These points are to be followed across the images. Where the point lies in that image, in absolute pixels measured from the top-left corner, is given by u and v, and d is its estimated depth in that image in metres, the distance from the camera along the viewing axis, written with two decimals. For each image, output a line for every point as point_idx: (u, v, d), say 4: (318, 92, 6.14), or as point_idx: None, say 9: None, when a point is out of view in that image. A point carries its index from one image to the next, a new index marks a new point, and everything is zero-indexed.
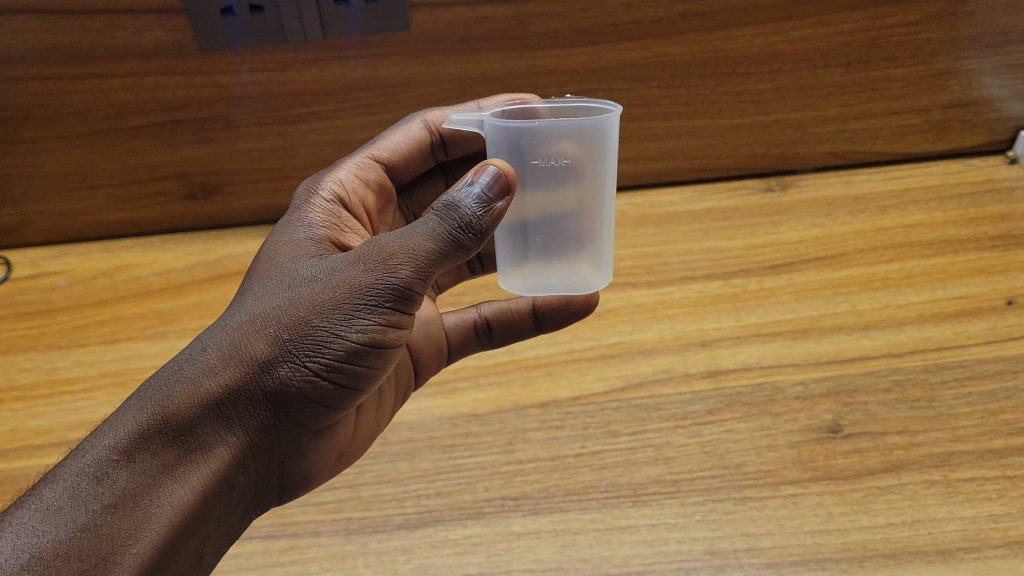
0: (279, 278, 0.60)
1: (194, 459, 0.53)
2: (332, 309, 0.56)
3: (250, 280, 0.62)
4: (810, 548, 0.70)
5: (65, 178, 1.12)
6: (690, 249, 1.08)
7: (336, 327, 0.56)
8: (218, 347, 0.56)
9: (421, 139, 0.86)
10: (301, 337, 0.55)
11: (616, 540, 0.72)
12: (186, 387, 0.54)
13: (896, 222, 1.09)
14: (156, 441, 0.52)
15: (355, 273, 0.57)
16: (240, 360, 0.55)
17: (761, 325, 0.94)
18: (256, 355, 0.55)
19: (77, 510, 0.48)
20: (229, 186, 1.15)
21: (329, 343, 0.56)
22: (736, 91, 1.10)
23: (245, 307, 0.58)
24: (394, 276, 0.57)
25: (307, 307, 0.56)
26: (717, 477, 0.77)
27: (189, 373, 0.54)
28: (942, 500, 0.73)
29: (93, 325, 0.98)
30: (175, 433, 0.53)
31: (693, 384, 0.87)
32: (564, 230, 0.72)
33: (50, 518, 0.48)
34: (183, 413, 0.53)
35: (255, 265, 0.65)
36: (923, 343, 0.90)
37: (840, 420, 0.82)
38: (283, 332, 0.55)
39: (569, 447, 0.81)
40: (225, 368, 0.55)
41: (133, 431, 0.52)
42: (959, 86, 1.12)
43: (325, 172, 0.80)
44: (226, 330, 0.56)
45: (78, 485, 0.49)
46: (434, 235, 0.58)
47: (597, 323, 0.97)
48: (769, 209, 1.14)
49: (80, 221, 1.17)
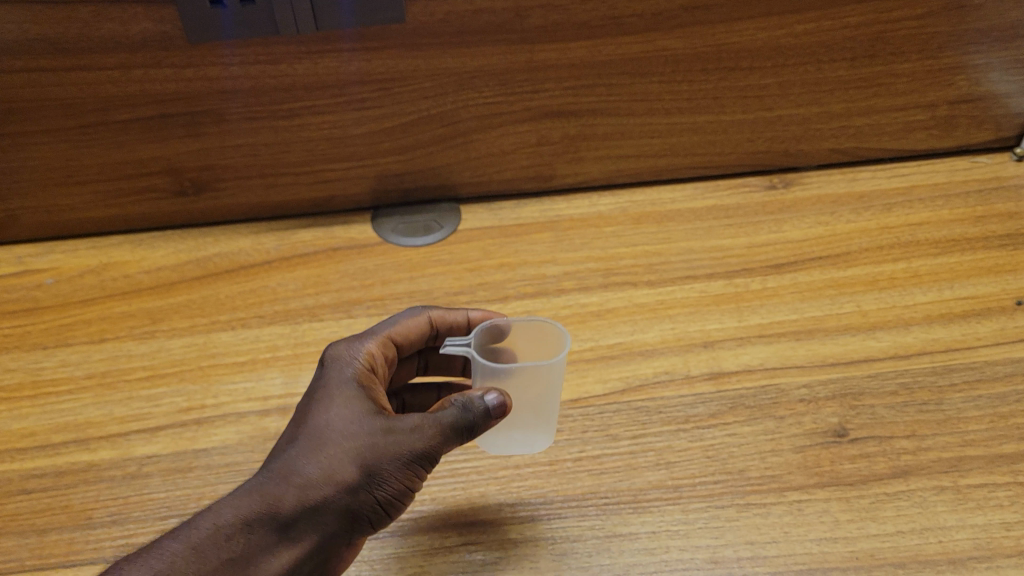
0: (359, 399, 0.67)
1: (279, 551, 0.61)
2: (394, 457, 0.64)
3: (322, 388, 0.69)
4: (816, 556, 0.70)
5: (38, 170, 1.02)
6: (692, 248, 1.03)
7: (395, 473, 0.64)
8: (306, 464, 0.63)
9: (418, 332, 0.80)
10: (377, 475, 0.64)
11: (616, 548, 0.70)
12: (294, 490, 0.62)
13: (902, 221, 1.06)
14: (257, 529, 0.60)
15: (412, 431, 0.65)
16: (321, 481, 0.62)
17: (764, 325, 0.92)
18: (335, 479, 0.63)
19: (202, 565, 0.58)
20: (220, 182, 1.06)
21: (385, 485, 0.64)
22: (739, 86, 1.06)
23: (324, 425, 0.65)
24: (438, 444, 0.65)
25: (385, 447, 0.64)
26: (720, 483, 0.75)
27: (286, 481, 0.62)
28: (952, 507, 0.73)
29: (80, 323, 0.95)
30: (269, 527, 0.61)
31: (695, 386, 0.85)
32: (515, 418, 0.75)
33: (190, 554, 0.58)
34: (277, 514, 0.61)
35: (317, 375, 0.71)
36: (931, 345, 0.88)
37: (846, 424, 0.80)
38: (366, 465, 0.63)
39: (567, 451, 0.79)
40: (311, 484, 0.62)
41: (245, 515, 0.60)
42: (966, 82, 1.09)
43: (334, 377, 0.70)
44: (311, 449, 0.64)
45: (201, 547, 0.59)
46: (461, 423, 0.66)
47: (595, 322, 0.92)
48: (772, 207, 1.10)
49: (52, 218, 1.07)
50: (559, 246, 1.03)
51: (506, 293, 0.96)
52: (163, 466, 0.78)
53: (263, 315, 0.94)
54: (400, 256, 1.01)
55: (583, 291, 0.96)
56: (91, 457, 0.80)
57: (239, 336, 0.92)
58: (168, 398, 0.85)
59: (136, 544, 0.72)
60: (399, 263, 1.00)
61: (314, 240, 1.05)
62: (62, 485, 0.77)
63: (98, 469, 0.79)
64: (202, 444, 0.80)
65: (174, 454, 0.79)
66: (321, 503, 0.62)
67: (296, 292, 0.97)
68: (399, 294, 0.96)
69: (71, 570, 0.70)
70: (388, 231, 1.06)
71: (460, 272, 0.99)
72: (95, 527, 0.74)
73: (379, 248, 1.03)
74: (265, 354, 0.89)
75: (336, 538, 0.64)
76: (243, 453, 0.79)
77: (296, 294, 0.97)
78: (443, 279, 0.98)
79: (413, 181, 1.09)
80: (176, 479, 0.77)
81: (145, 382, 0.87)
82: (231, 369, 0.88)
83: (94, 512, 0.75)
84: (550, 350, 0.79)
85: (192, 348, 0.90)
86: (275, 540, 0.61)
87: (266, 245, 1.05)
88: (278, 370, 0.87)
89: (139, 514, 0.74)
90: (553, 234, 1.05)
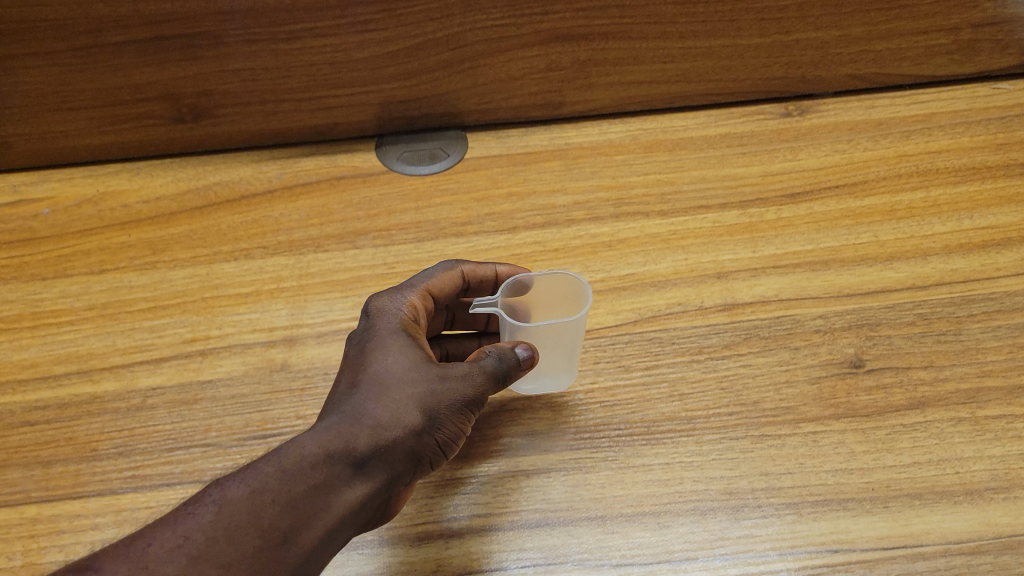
0: (412, 345, 0.66)
1: (355, 488, 0.59)
2: (453, 401, 0.64)
3: (369, 340, 0.67)
4: (832, 487, 0.69)
5: (29, 94, 0.95)
6: (705, 176, 0.99)
7: (452, 418, 0.64)
8: (373, 407, 0.61)
9: (451, 282, 0.77)
10: (440, 416, 0.63)
11: (628, 480, 0.70)
12: (368, 430, 0.60)
13: (921, 149, 1.02)
14: (333, 466, 0.58)
15: (464, 377, 0.65)
16: (391, 424, 0.61)
17: (779, 256, 0.89)
18: (402, 422, 0.61)
19: (281, 496, 0.56)
20: (220, 109, 0.99)
21: (445, 429, 0.64)
22: (756, 8, 0.97)
23: (382, 372, 0.64)
24: (485, 389, 0.66)
25: (445, 390, 0.64)
26: (734, 414, 0.74)
27: (356, 421, 0.60)
28: (970, 438, 0.72)
29: (79, 254, 0.92)
30: (343, 465, 0.59)
31: (708, 317, 0.83)
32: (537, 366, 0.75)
33: (275, 481, 0.56)
34: (351, 453, 0.59)
35: (356, 329, 0.70)
36: (949, 276, 0.86)
37: (863, 355, 0.79)
38: (430, 407, 0.63)
39: (579, 382, 0.78)
40: (380, 427, 0.61)
41: (321, 451, 0.58)
42: (991, 4, 1.01)
43: (382, 333, 0.67)
44: (375, 393, 0.62)
45: (279, 479, 0.57)
46: (502, 370, 0.67)
47: (607, 253, 0.90)
48: (787, 135, 1.05)
49: (47, 146, 1.01)
50: (568, 174, 1.00)
51: (515, 224, 0.93)
52: (168, 397, 0.77)
53: (266, 246, 0.92)
54: (405, 185, 0.99)
55: (593, 222, 0.94)
56: (95, 388, 0.79)
57: (242, 267, 0.90)
58: (172, 329, 0.83)
59: (144, 475, 0.72)
60: (405, 193, 0.98)
61: (317, 169, 1.02)
62: (66, 417, 0.76)
63: (101, 401, 0.77)
64: (207, 376, 0.79)
65: (178, 385, 0.78)
66: (394, 442, 0.60)
67: (299, 222, 0.95)
68: (405, 224, 0.94)
69: (79, 501, 0.70)
70: (393, 159, 1.03)
71: (466, 201, 0.96)
72: (100, 459, 0.73)
73: (384, 177, 1.00)
74: (269, 285, 0.87)
75: (401, 481, 0.62)
76: (249, 383, 0.78)
77: (299, 224, 0.94)
78: (450, 209, 0.95)
79: (419, 109, 1.03)
80: (181, 410, 0.76)
81: (147, 313, 0.85)
82: (235, 301, 0.86)
83: (99, 444, 0.74)
84: (573, 304, 0.78)
85: (195, 280, 0.88)
86: (351, 474, 0.59)
87: (267, 174, 1.02)
88: (284, 302, 0.86)
89: (144, 446, 0.74)
90: (562, 163, 1.01)
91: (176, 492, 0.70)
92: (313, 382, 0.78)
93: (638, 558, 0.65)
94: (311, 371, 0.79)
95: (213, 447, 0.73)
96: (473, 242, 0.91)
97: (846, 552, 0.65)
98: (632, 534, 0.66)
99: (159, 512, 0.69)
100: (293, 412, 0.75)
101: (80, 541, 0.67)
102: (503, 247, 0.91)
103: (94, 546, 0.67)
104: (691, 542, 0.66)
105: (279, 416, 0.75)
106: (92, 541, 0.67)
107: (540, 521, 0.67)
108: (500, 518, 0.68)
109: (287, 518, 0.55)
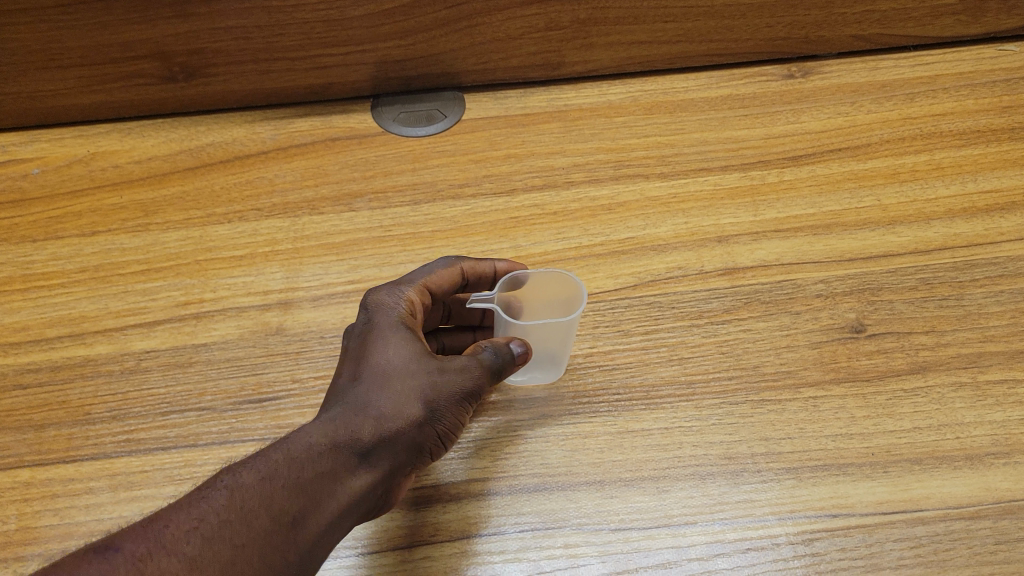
0: (413, 335, 0.65)
1: (360, 476, 0.59)
2: (454, 393, 0.63)
3: (369, 330, 0.66)
4: (832, 452, 0.69)
5: (17, 52, 0.92)
6: (706, 138, 0.98)
7: (454, 409, 0.63)
8: (375, 397, 0.61)
9: (452, 278, 0.74)
10: (442, 408, 0.62)
11: (627, 445, 0.69)
12: (370, 421, 0.60)
13: (925, 111, 1.00)
14: (339, 455, 0.59)
15: (465, 368, 0.64)
16: (393, 414, 0.61)
17: (781, 220, 0.88)
18: (405, 414, 0.61)
19: (289, 483, 0.56)
20: (212, 68, 0.97)
21: (446, 420, 0.63)
22: None
23: (384, 362, 0.63)
24: (487, 381, 0.65)
25: (446, 382, 0.63)
26: (733, 378, 0.74)
27: (358, 412, 0.60)
28: (970, 403, 0.71)
29: (70, 215, 0.91)
30: (348, 454, 0.59)
31: (708, 282, 0.82)
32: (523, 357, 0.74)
33: (282, 468, 0.57)
34: (356, 442, 0.59)
35: (356, 319, 0.68)
36: (952, 240, 0.85)
37: (864, 320, 0.78)
38: (431, 399, 0.62)
39: (578, 347, 0.77)
40: (382, 417, 0.61)
41: (326, 441, 0.59)
42: None
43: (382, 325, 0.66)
44: (378, 384, 0.62)
45: (286, 467, 0.57)
46: (503, 361, 0.66)
47: (606, 217, 0.89)
48: (791, 97, 1.03)
49: (36, 105, 0.99)
50: (567, 136, 0.98)
51: (513, 186, 0.92)
52: (162, 360, 0.76)
53: (260, 208, 0.90)
54: (401, 147, 0.97)
55: (593, 184, 0.92)
56: (88, 351, 0.78)
57: (236, 229, 0.88)
58: (165, 292, 0.82)
59: (138, 439, 0.71)
60: (401, 155, 0.96)
61: (311, 130, 1.00)
62: (59, 380, 0.76)
63: (95, 364, 0.77)
64: (201, 339, 0.78)
65: (172, 348, 0.77)
66: (396, 432, 0.60)
67: (294, 183, 0.93)
68: (401, 186, 0.92)
69: (73, 465, 0.70)
70: (389, 120, 1.01)
71: (464, 163, 0.94)
72: (94, 423, 0.72)
73: (380, 138, 0.98)
74: (264, 248, 0.86)
75: (404, 471, 0.62)
76: (244, 347, 0.77)
77: (294, 186, 0.93)
78: (447, 171, 0.94)
79: (415, 69, 1.01)
80: (176, 374, 0.75)
81: (140, 276, 0.84)
82: (229, 264, 0.85)
83: (92, 408, 0.73)
84: (563, 303, 0.77)
85: (188, 242, 0.87)
86: (356, 463, 0.59)
87: (261, 134, 1.00)
88: (279, 265, 0.84)
89: (138, 410, 0.73)
90: (561, 124, 1.00)
91: (170, 455, 0.70)
92: (309, 346, 0.77)
93: (636, 523, 0.65)
94: (307, 335, 0.78)
95: (208, 411, 0.73)
96: (470, 205, 0.90)
97: (845, 516, 0.65)
98: (630, 498, 0.66)
99: (154, 475, 0.68)
100: (289, 376, 0.75)
101: (74, 505, 0.67)
102: (501, 210, 0.89)
103: (89, 510, 0.66)
104: (690, 506, 0.66)
105: (275, 379, 0.75)
106: (86, 505, 0.67)
107: (539, 486, 0.67)
108: (498, 483, 0.67)
109: (296, 503, 0.56)
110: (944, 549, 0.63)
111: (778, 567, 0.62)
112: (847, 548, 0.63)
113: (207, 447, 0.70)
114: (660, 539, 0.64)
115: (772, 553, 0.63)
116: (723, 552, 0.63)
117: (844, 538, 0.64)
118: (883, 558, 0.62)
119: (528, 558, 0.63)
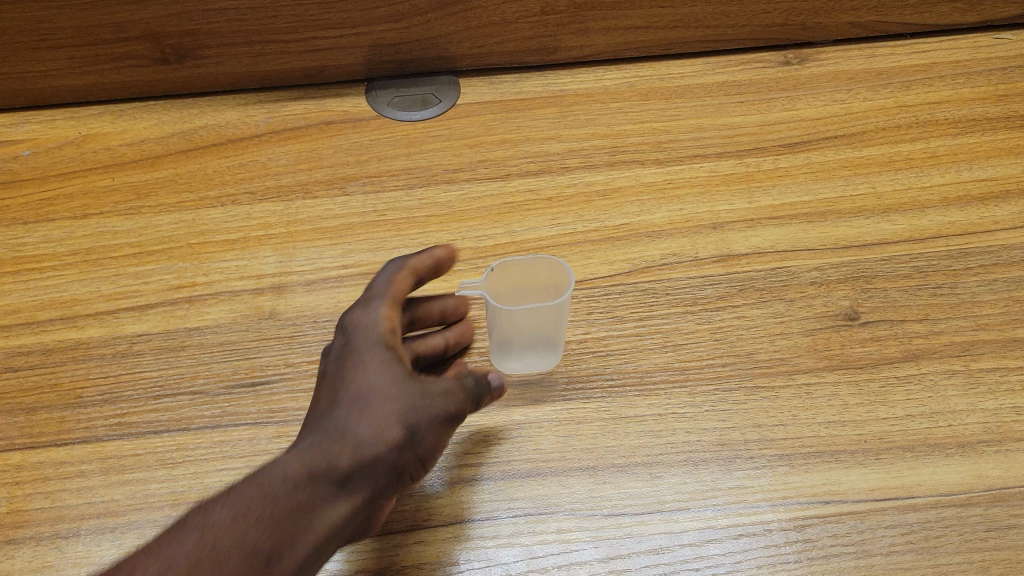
0: (389, 358, 0.64)
1: (338, 506, 0.59)
2: (431, 417, 0.62)
3: (346, 354, 0.65)
4: (824, 439, 0.69)
5: (7, 31, 0.92)
6: (701, 124, 0.97)
7: (431, 434, 0.62)
8: (351, 424, 0.61)
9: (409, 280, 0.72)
10: (422, 431, 0.62)
11: (621, 431, 0.69)
12: (347, 447, 0.60)
13: (922, 99, 1.00)
14: (314, 484, 0.58)
15: (440, 395, 0.63)
16: (370, 440, 0.60)
17: (775, 207, 0.88)
18: (381, 438, 0.60)
19: (262, 515, 0.56)
20: (204, 49, 0.96)
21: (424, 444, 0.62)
22: None
23: (360, 388, 0.62)
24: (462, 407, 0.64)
25: (422, 406, 0.62)
26: (727, 365, 0.74)
27: (335, 438, 0.60)
28: (963, 391, 0.72)
29: (61, 197, 0.90)
30: (324, 483, 0.59)
31: (703, 269, 0.82)
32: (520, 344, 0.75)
33: (257, 501, 0.57)
34: (332, 470, 0.59)
35: (335, 343, 0.68)
36: (946, 228, 0.85)
37: (858, 308, 0.78)
38: (409, 422, 0.61)
39: (572, 333, 0.77)
40: (359, 443, 0.60)
41: (302, 469, 0.59)
42: None
43: (359, 351, 0.65)
44: (354, 410, 0.61)
45: (259, 499, 0.57)
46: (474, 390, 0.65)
47: (601, 203, 0.88)
48: (787, 83, 1.02)
49: (25, 86, 0.97)
50: (562, 121, 0.97)
51: (507, 171, 0.91)
52: (154, 343, 0.76)
53: (254, 192, 0.90)
54: (396, 131, 0.96)
55: (588, 169, 0.92)
56: (80, 335, 0.77)
57: (229, 213, 0.88)
58: (158, 275, 0.82)
59: (130, 422, 0.71)
60: (396, 139, 0.95)
61: (305, 113, 0.98)
62: (50, 363, 0.75)
63: (86, 347, 0.76)
64: (194, 323, 0.78)
65: (165, 332, 0.77)
66: (374, 458, 0.60)
67: (287, 166, 0.92)
68: (395, 171, 0.92)
69: (64, 448, 0.69)
70: (383, 104, 0.99)
71: (458, 147, 0.94)
72: (86, 406, 0.72)
73: (374, 122, 0.98)
74: (257, 232, 0.86)
75: (385, 496, 0.61)
76: (237, 331, 0.77)
77: (287, 169, 0.92)
78: (442, 156, 0.93)
79: (409, 52, 1.00)
80: (168, 357, 0.75)
81: (132, 259, 0.84)
82: (222, 248, 0.84)
83: (84, 392, 0.73)
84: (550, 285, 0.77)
85: (181, 225, 0.86)
86: (334, 491, 0.59)
87: (255, 117, 0.98)
88: (272, 249, 0.84)
89: (130, 393, 0.73)
90: (556, 110, 0.99)
91: (163, 439, 0.69)
92: (302, 330, 0.77)
93: (629, 508, 0.65)
94: (300, 319, 0.78)
95: (200, 395, 0.72)
96: (465, 190, 0.89)
97: (837, 503, 0.65)
98: (623, 484, 0.66)
99: (147, 459, 0.68)
100: (282, 360, 0.75)
101: (66, 488, 0.67)
102: (496, 195, 0.89)
103: (81, 494, 0.66)
104: (683, 492, 0.66)
105: (267, 363, 0.74)
106: (78, 488, 0.67)
107: (532, 471, 0.67)
108: (491, 469, 0.67)
109: (272, 537, 0.56)
110: (935, 535, 0.63)
111: (770, 553, 0.63)
112: (838, 535, 0.63)
113: (199, 431, 0.70)
114: (653, 525, 0.64)
115: (764, 539, 0.63)
116: (715, 538, 0.63)
117: (836, 525, 0.64)
118: (874, 545, 0.63)
119: (521, 544, 0.63)
